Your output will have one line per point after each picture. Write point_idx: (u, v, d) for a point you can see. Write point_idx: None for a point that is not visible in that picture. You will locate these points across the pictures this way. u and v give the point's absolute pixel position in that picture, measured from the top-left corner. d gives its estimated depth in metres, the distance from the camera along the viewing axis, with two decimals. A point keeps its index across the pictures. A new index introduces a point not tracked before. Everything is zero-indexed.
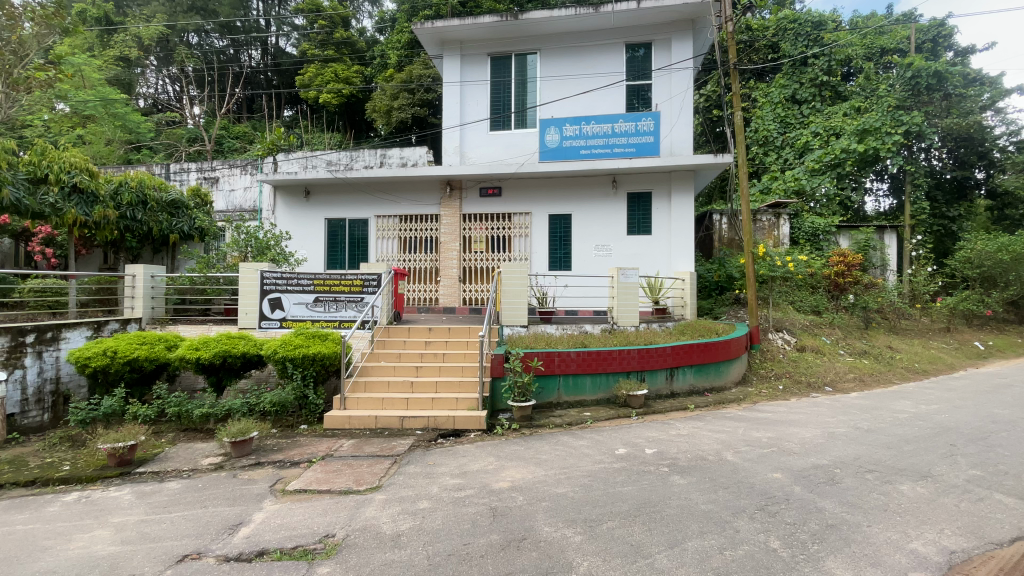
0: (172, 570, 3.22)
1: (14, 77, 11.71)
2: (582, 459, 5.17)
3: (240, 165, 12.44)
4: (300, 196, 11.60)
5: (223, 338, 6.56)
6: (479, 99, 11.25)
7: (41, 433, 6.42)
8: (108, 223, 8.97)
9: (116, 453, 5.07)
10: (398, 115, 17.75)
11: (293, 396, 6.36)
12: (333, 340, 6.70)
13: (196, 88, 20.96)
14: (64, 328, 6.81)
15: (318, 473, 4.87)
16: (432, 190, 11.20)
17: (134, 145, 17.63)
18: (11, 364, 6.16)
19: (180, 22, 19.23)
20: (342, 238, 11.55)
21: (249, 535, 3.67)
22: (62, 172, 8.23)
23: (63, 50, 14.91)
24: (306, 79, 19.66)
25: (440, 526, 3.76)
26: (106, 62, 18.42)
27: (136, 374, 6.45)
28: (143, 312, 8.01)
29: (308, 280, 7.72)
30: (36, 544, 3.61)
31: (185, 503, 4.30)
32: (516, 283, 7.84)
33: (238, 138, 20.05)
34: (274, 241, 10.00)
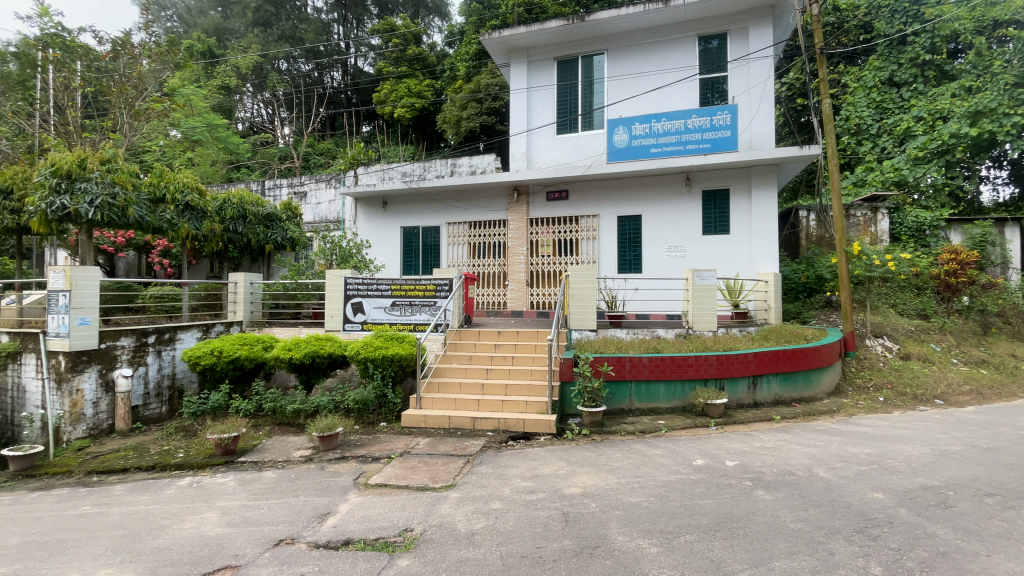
0: (270, 553, 3.50)
1: (136, 108, 13.28)
2: (657, 469, 4.99)
3: (326, 180, 13.30)
4: (378, 207, 12.30)
5: (312, 339, 7.06)
6: (546, 104, 11.30)
7: (160, 423, 7.26)
8: (215, 235, 9.99)
9: (222, 443, 5.60)
10: (467, 125, 18.31)
11: (374, 395, 6.72)
12: (409, 342, 6.99)
13: (286, 110, 22.85)
14: (179, 330, 7.68)
15: (397, 469, 5.09)
16: (500, 195, 11.38)
17: (234, 165, 19.56)
18: (136, 362, 7.02)
19: (272, 50, 21.08)
20: (416, 245, 12.03)
21: (336, 525, 3.90)
22: (176, 192, 9.24)
23: (175, 83, 16.86)
24: (381, 96, 20.76)
25: (512, 527, 3.79)
26: (210, 91, 20.59)
27: (238, 372, 7.09)
28: (244, 315, 8.85)
29: (386, 285, 8.14)
30: (156, 522, 4.07)
31: (280, 491, 4.66)
32: (584, 286, 7.69)
33: (322, 155, 21.60)
34: (356, 250, 10.64)
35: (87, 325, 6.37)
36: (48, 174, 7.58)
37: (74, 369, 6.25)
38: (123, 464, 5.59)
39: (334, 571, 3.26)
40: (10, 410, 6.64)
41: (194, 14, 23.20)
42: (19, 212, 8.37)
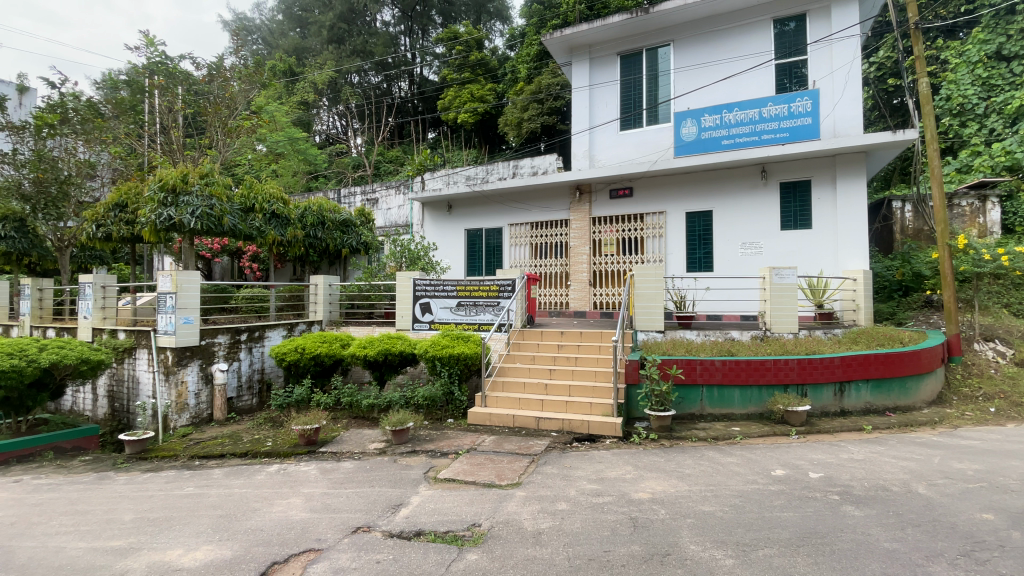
0: (349, 539, 3.71)
1: (228, 126, 14.46)
2: (732, 478, 4.75)
3: (395, 186, 13.85)
4: (444, 210, 12.70)
5: (384, 337, 7.39)
6: (609, 100, 11.11)
7: (251, 413, 7.92)
8: (297, 241, 10.70)
9: (305, 433, 6.02)
10: (529, 126, 18.43)
11: (442, 392, 6.92)
12: (474, 342, 7.15)
13: (358, 121, 24.14)
14: (267, 328, 8.33)
15: (465, 465, 5.21)
16: (562, 195, 11.32)
17: (313, 175, 20.92)
18: (231, 357, 7.71)
19: (345, 66, 22.37)
20: (479, 246, 12.27)
21: (408, 516, 4.06)
22: (264, 202, 10.03)
23: (261, 101, 18.32)
24: (446, 103, 21.36)
25: (579, 529, 3.76)
26: (291, 107, 22.19)
27: (318, 368, 7.57)
28: (324, 315, 9.45)
29: (452, 286, 8.37)
30: (250, 505, 4.45)
31: (357, 481, 4.93)
32: (651, 286, 7.42)
33: (392, 162, 22.62)
34: (424, 252, 11.06)
35: (190, 324, 7.06)
36: (157, 189, 8.52)
37: (179, 363, 6.98)
38: (220, 450, 6.15)
39: (407, 560, 3.39)
40: (127, 400, 7.50)
41: (276, 36, 25.05)
42: (133, 224, 9.43)
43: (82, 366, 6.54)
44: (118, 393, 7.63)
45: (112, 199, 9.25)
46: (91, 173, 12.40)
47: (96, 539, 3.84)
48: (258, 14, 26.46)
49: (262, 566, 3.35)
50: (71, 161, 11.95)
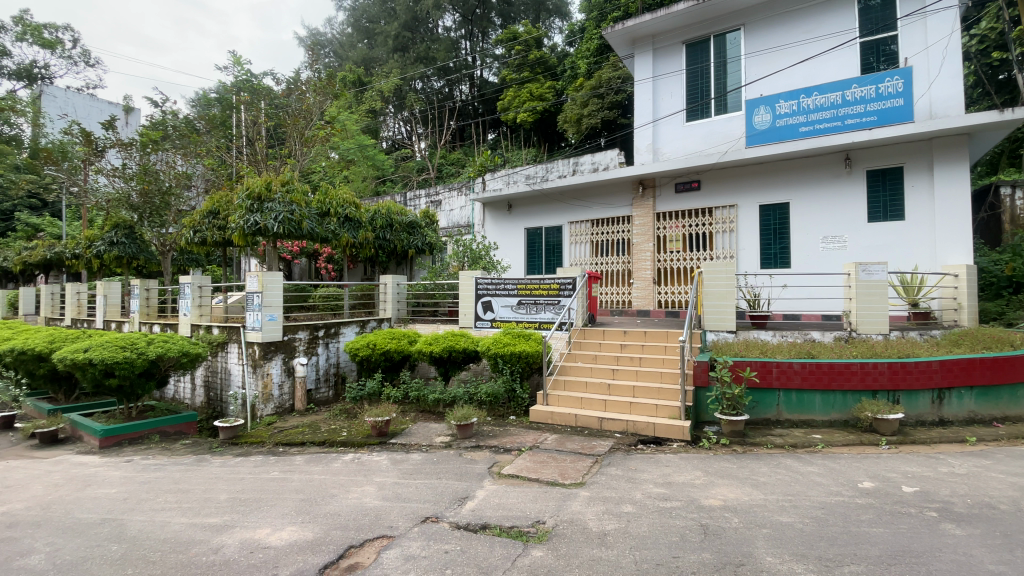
0: (418, 529, 3.85)
1: (305, 136, 15.30)
2: (812, 488, 4.45)
3: (457, 187, 14.14)
4: (504, 210, 12.86)
5: (448, 335, 7.59)
6: (674, 91, 10.73)
7: (328, 405, 8.43)
8: (367, 243, 11.28)
9: (376, 425, 6.33)
10: (589, 122, 18.20)
11: (504, 389, 7.01)
12: (535, 340, 7.18)
13: (422, 126, 24.98)
14: (341, 325, 8.82)
15: (528, 462, 5.25)
16: (625, 191, 11.08)
17: (381, 179, 21.90)
18: (310, 351, 8.25)
19: (410, 73, 23.19)
20: (539, 245, 12.29)
21: (474, 509, 4.16)
22: (338, 207, 10.53)
23: (334, 111, 19.39)
24: (506, 103, 21.58)
25: (646, 533, 3.68)
26: (360, 115, 23.33)
27: (387, 364, 7.91)
28: (392, 312, 9.91)
29: (512, 284, 8.45)
30: (328, 491, 4.74)
31: (425, 473, 5.11)
32: (721, 284, 7.07)
33: (453, 164, 23.18)
34: (485, 252, 11.26)
35: (274, 320, 7.64)
36: (245, 198, 9.29)
37: (265, 356, 7.57)
38: (301, 438, 6.60)
39: (475, 552, 3.48)
40: (220, 389, 8.23)
41: (346, 48, 26.38)
42: (224, 229, 10.30)
43: (183, 358, 7.26)
44: (213, 383, 8.39)
45: (207, 207, 10.18)
46: (188, 184, 13.68)
47: (197, 515, 4.25)
48: (330, 29, 27.98)
49: (340, 549, 3.56)
50: (172, 173, 13.25)
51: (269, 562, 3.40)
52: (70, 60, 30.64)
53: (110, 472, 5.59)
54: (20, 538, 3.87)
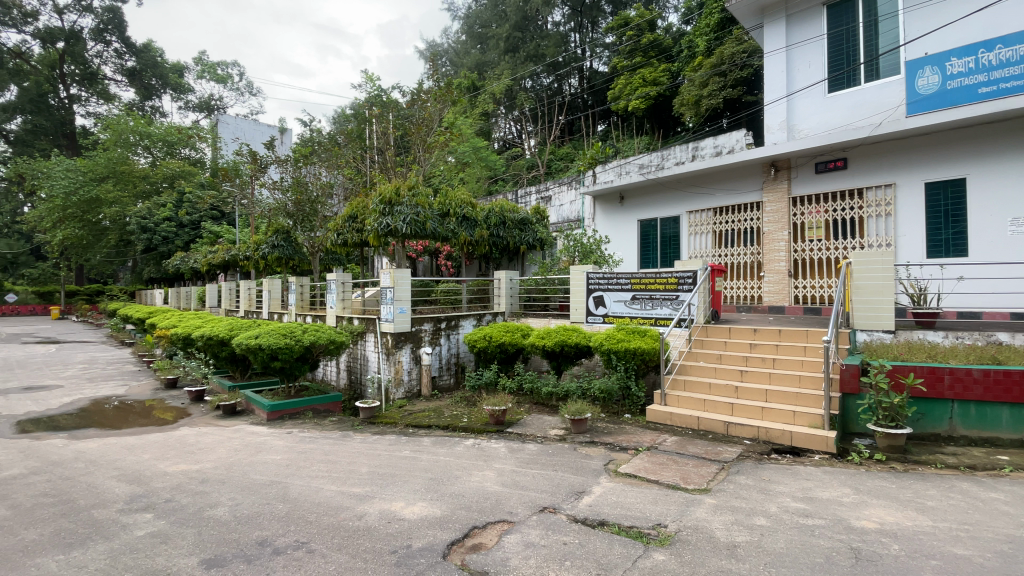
0: (537, 517, 3.94)
1: (428, 142, 16.27)
2: (1000, 519, 3.69)
3: (568, 182, 14.05)
4: (615, 202, 12.55)
5: (561, 329, 7.62)
6: (813, 60, 9.55)
7: (449, 392, 9.01)
8: (483, 240, 11.66)
9: (494, 414, 6.61)
10: (708, 103, 17.04)
11: (618, 386, 6.86)
12: (651, 336, 6.90)
13: (532, 123, 25.38)
14: (460, 318, 9.32)
15: (646, 462, 5.09)
16: (752, 175, 10.14)
17: (493, 179, 22.77)
18: (434, 342, 8.88)
19: (520, 73, 23.66)
20: (654, 237, 11.79)
21: (591, 504, 4.14)
22: (457, 207, 11.09)
23: (451, 116, 20.50)
24: (616, 92, 21.03)
25: (783, 549, 3.36)
26: (474, 118, 24.39)
27: (503, 356, 8.19)
28: (506, 306, 10.27)
29: (626, 279, 8.21)
30: (453, 472, 5.07)
31: (541, 463, 5.21)
32: (874, 277, 6.16)
33: (563, 159, 23.37)
34: (597, 246, 11.11)
35: (403, 313, 8.35)
36: (378, 202, 10.23)
37: (396, 345, 8.31)
38: (427, 422, 7.13)
39: (593, 547, 3.47)
40: (359, 373, 9.23)
41: (461, 55, 27.62)
42: (360, 231, 11.46)
43: (330, 345, 8.29)
44: (354, 367, 9.43)
45: (347, 212, 11.41)
46: (330, 193, 15.48)
47: (343, 485, 4.81)
48: (446, 39, 29.55)
49: (465, 528, 3.78)
50: (318, 184, 15.06)
51: (403, 533, 3.73)
52: (238, 91, 36.42)
53: (276, 442, 6.56)
54: (212, 492, 4.70)
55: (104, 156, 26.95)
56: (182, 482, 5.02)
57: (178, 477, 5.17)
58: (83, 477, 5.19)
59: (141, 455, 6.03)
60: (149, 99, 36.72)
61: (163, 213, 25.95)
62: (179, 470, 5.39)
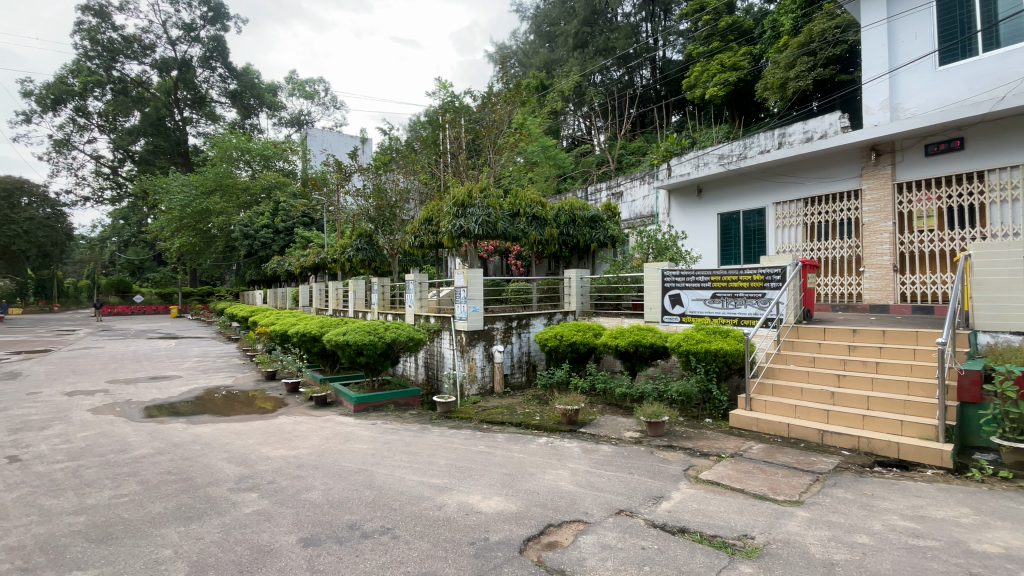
0: (613, 520, 3.88)
1: (498, 145, 16.57)
2: None
3: (640, 177, 13.63)
4: (693, 195, 12.01)
5: (635, 329, 7.42)
6: (920, 30, 8.55)
7: (521, 389, 9.11)
8: (553, 239, 11.63)
9: (567, 413, 6.60)
10: (796, 86, 15.80)
11: (698, 389, 6.57)
12: (734, 337, 6.54)
13: (602, 119, 24.98)
14: (531, 317, 9.37)
15: (730, 470, 4.84)
16: (850, 160, 9.27)
17: (562, 177, 22.67)
18: (506, 340, 9.02)
19: (589, 68, 23.35)
20: (736, 231, 11.15)
21: (670, 510, 4.02)
22: (526, 206, 11.19)
23: (521, 117, 20.68)
24: (692, 80, 20.14)
25: (889, 571, 3.05)
26: (543, 117, 24.45)
27: (575, 355, 8.13)
28: (577, 306, 10.18)
29: (705, 277, 7.82)
30: (527, 469, 5.13)
31: (617, 465, 5.13)
32: (1003, 271, 5.44)
33: (634, 153, 23.03)
34: (672, 242, 10.71)
35: (477, 311, 8.58)
36: (451, 205, 10.58)
37: (470, 343, 8.56)
38: (500, 418, 7.26)
39: (673, 553, 3.36)
40: (436, 369, 9.60)
41: (529, 56, 27.73)
42: (435, 233, 11.90)
43: (409, 342, 8.70)
44: (431, 364, 9.82)
45: (423, 215, 11.89)
46: (406, 198, 16.23)
47: (423, 475, 5.03)
48: (515, 40, 29.82)
49: (541, 525, 3.81)
50: (396, 190, 15.85)
51: (481, 526, 3.83)
52: (324, 105, 39.16)
53: (362, 432, 7.00)
54: (307, 477, 5.11)
55: (212, 171, 30.09)
56: (282, 466, 5.50)
57: (278, 461, 5.67)
58: (200, 458, 5.86)
59: (247, 440, 6.69)
60: (248, 118, 40.54)
61: (261, 221, 28.57)
62: (279, 455, 5.92)
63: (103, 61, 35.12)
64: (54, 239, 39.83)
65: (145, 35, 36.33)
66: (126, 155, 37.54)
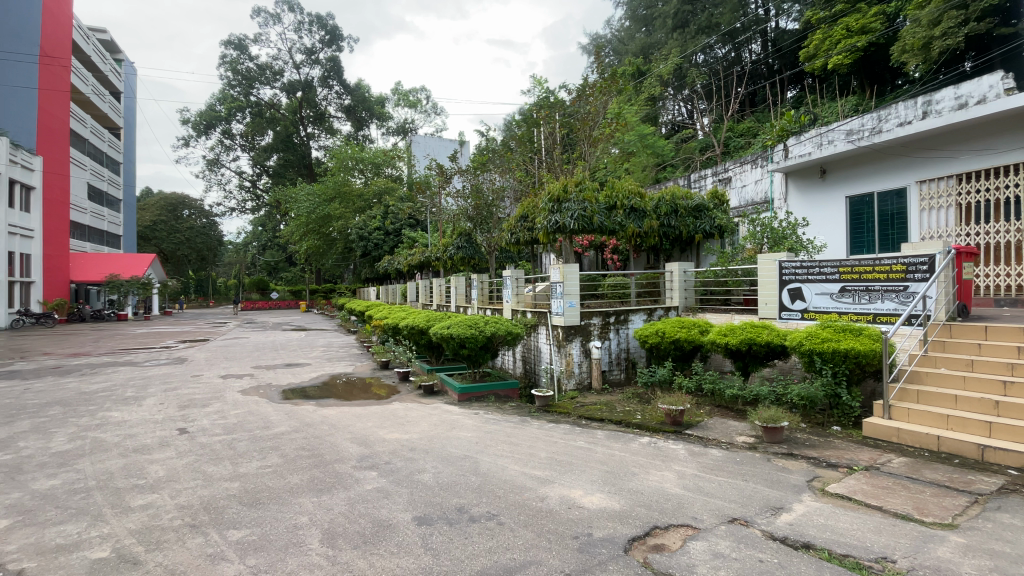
0: (726, 528, 3.66)
1: (593, 137, 16.25)
2: None
3: (751, 160, 12.56)
4: (815, 177, 10.84)
5: (747, 326, 6.89)
6: None
7: (621, 386, 8.92)
8: (653, 231, 11.13)
9: (671, 413, 6.32)
10: (943, 45, 13.53)
11: (823, 393, 5.92)
12: (868, 336, 5.80)
13: (705, 101, 23.50)
14: (630, 312, 9.11)
15: (863, 484, 4.32)
16: (1017, 127, 7.77)
17: (661, 165, 21.77)
18: (604, 336, 8.87)
19: (690, 49, 22.03)
20: (868, 216, 9.85)
21: (792, 523, 3.68)
22: (624, 198, 10.88)
23: (619, 107, 20.14)
24: (810, 50, 18.18)
25: None
26: (641, 105, 23.62)
27: (679, 353, 7.74)
28: (680, 301, 9.52)
29: (832, 268, 7.01)
30: (630, 468, 5.00)
31: (728, 471, 4.82)
32: None
33: (742, 135, 21.47)
34: (791, 230, 9.76)
35: (573, 307, 8.54)
36: (547, 201, 10.65)
37: (567, 338, 8.58)
38: (599, 415, 7.17)
39: (794, 569, 3.09)
40: (534, 363, 9.75)
41: (625, 42, 26.85)
42: (532, 229, 12.05)
43: (508, 336, 8.93)
44: (529, 357, 9.99)
45: (519, 212, 12.09)
46: (503, 196, 16.64)
47: (525, 466, 5.15)
48: (609, 29, 29.02)
49: (646, 526, 3.71)
50: (493, 189, 16.34)
51: (583, 520, 3.83)
52: (426, 112, 41.41)
53: (466, 421, 7.34)
54: (418, 460, 5.48)
55: (331, 180, 33.34)
56: (396, 448, 5.96)
57: (393, 444, 6.15)
58: (327, 437, 6.55)
59: (366, 422, 7.35)
60: (360, 129, 44.20)
61: (373, 224, 31.03)
62: (393, 438, 6.43)
63: (243, 88, 40.40)
64: (209, 245, 46.85)
65: (275, 62, 41.15)
66: (262, 170, 42.85)
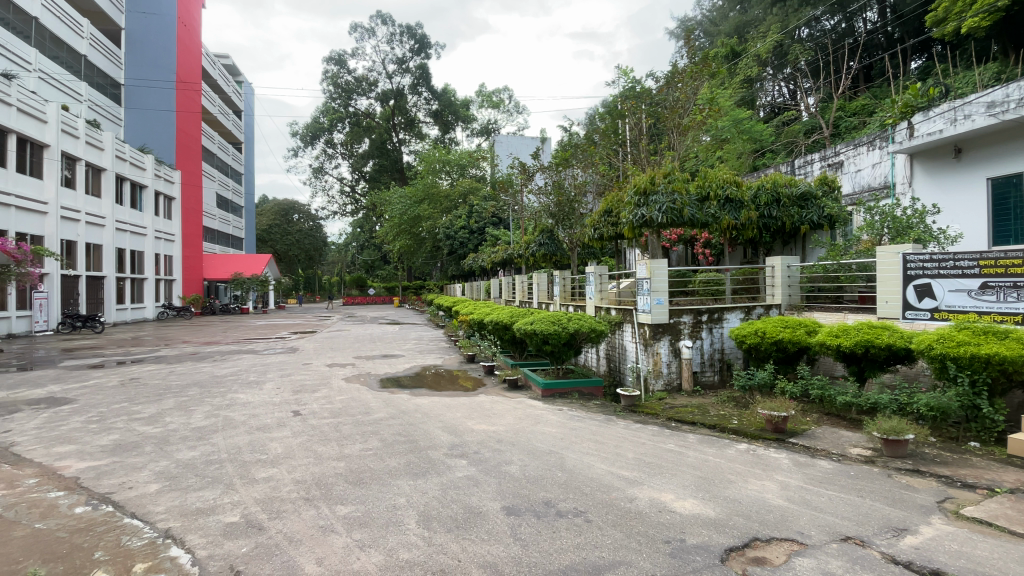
0: (838, 546, 3.35)
1: (683, 125, 15.43)
2: None
3: (868, 141, 11.25)
4: (949, 157, 9.45)
5: (863, 327, 6.20)
6: None
7: (714, 389, 8.46)
8: (751, 223, 10.33)
9: (772, 420, 5.89)
10: None
11: (958, 404, 5.19)
12: (1017, 339, 4.98)
13: (809, 80, 21.45)
14: (725, 311, 8.61)
15: (1009, 509, 3.72)
16: None
17: (759, 152, 20.20)
18: (695, 335, 8.47)
19: (793, 23, 20.19)
20: (1017, 202, 8.45)
21: (918, 547, 3.28)
22: (717, 188, 10.33)
23: (711, 92, 19.04)
24: (941, 13, 15.93)
25: None
26: (735, 88, 22.10)
27: (782, 354, 7.16)
28: (782, 299, 8.92)
29: (970, 260, 6.10)
30: (725, 475, 4.74)
31: (840, 485, 4.39)
32: None
33: (856, 114, 19.29)
34: (918, 219, 8.65)
35: (661, 304, 8.26)
36: (633, 194, 10.33)
37: (654, 337, 8.31)
38: (691, 417, 6.88)
39: None
40: (619, 361, 9.55)
41: (717, 23, 25.23)
42: (615, 224, 11.76)
43: (592, 333, 8.85)
44: (613, 355, 9.83)
45: (603, 207, 11.87)
46: (586, 190, 16.43)
47: (612, 465, 5.08)
48: (699, 10, 27.37)
49: (745, 537, 3.50)
50: (575, 184, 16.23)
51: (675, 525, 3.71)
52: (509, 111, 42.04)
53: (550, 416, 7.39)
54: (505, 452, 5.62)
55: (421, 182, 35.07)
56: (484, 439, 6.16)
57: (481, 435, 6.37)
58: (420, 424, 6.94)
59: (455, 413, 7.67)
60: (447, 132, 45.97)
61: (459, 223, 32.15)
62: (481, 429, 6.65)
63: (343, 100, 43.67)
64: (315, 245, 51.39)
65: (370, 73, 44.01)
66: (359, 175, 46.12)
